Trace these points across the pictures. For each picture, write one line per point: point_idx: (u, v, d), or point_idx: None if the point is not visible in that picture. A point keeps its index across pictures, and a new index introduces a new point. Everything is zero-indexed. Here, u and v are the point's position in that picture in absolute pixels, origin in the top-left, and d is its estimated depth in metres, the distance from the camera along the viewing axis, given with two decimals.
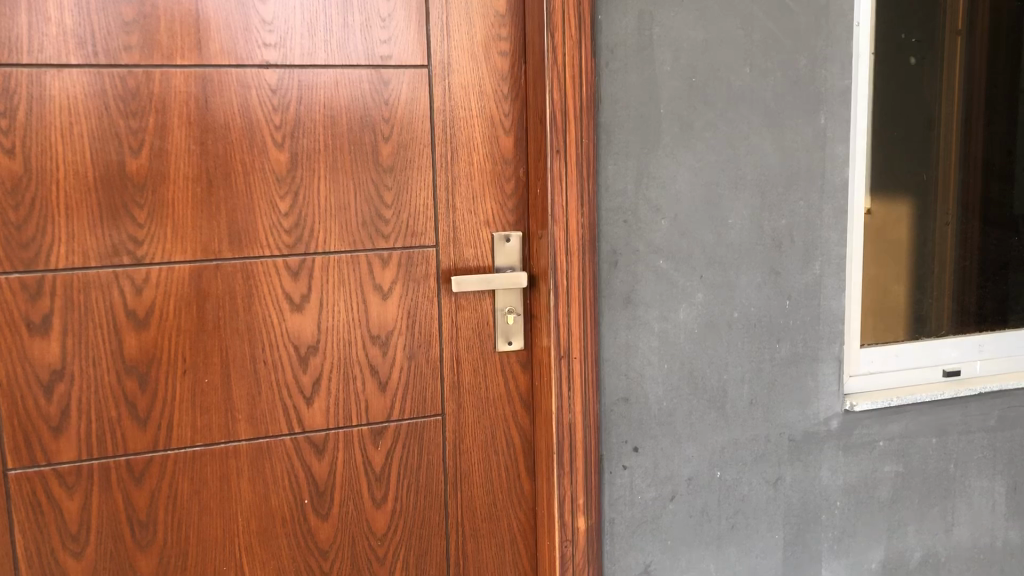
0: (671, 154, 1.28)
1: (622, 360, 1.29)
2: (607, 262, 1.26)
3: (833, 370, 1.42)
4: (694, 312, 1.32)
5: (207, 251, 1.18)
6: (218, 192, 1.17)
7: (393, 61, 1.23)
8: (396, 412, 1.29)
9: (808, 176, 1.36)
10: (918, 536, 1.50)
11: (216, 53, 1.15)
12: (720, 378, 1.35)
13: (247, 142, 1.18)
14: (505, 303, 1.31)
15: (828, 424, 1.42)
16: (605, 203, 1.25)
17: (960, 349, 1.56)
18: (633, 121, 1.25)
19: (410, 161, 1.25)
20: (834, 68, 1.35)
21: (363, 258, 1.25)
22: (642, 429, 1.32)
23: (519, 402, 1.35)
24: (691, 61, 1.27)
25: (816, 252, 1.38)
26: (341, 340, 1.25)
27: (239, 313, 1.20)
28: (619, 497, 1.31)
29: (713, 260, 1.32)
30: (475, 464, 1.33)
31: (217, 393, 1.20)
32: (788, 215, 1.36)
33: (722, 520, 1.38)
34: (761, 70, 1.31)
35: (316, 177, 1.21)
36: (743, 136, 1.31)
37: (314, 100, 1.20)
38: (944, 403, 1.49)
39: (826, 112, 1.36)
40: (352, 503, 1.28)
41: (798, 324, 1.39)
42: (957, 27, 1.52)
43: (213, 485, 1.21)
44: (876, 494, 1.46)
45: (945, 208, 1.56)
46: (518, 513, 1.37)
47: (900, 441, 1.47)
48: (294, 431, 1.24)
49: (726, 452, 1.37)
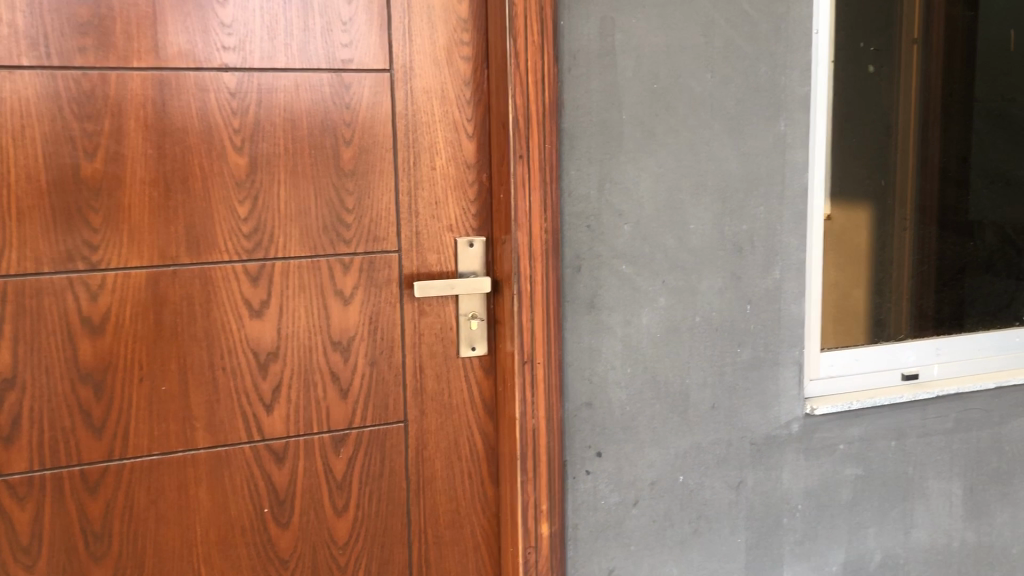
0: (634, 160, 1.28)
1: (586, 364, 1.29)
2: (570, 266, 1.26)
3: (793, 374, 1.43)
4: (657, 317, 1.33)
5: (164, 256, 1.16)
6: (176, 197, 1.15)
7: (355, 65, 1.22)
8: (357, 419, 1.27)
9: (768, 182, 1.37)
10: (877, 538, 1.52)
11: (175, 55, 1.13)
12: (682, 383, 1.36)
13: (206, 146, 1.16)
14: (468, 308, 1.31)
15: (789, 427, 1.43)
16: (568, 208, 1.25)
17: (918, 352, 1.58)
18: (596, 127, 1.25)
19: (372, 165, 1.24)
20: (793, 75, 1.37)
21: (324, 263, 1.23)
22: (605, 434, 1.32)
23: (483, 408, 1.34)
24: (652, 67, 1.27)
25: (776, 257, 1.39)
26: (302, 347, 1.24)
27: (197, 319, 1.18)
28: (583, 503, 1.31)
29: (675, 265, 1.33)
30: (438, 471, 1.32)
31: (174, 401, 1.18)
32: (749, 221, 1.37)
33: (686, 525, 1.38)
34: (722, 76, 1.32)
35: (276, 181, 1.20)
36: (704, 142, 1.32)
37: (275, 104, 1.19)
38: (903, 406, 1.51)
39: (785, 119, 1.37)
40: (314, 512, 1.26)
41: (759, 329, 1.40)
42: (913, 36, 1.55)
43: (171, 495, 1.19)
44: (837, 497, 1.48)
45: (903, 213, 1.59)
46: (481, 520, 1.36)
47: (860, 444, 1.49)
48: (254, 439, 1.23)
49: (689, 456, 1.37)
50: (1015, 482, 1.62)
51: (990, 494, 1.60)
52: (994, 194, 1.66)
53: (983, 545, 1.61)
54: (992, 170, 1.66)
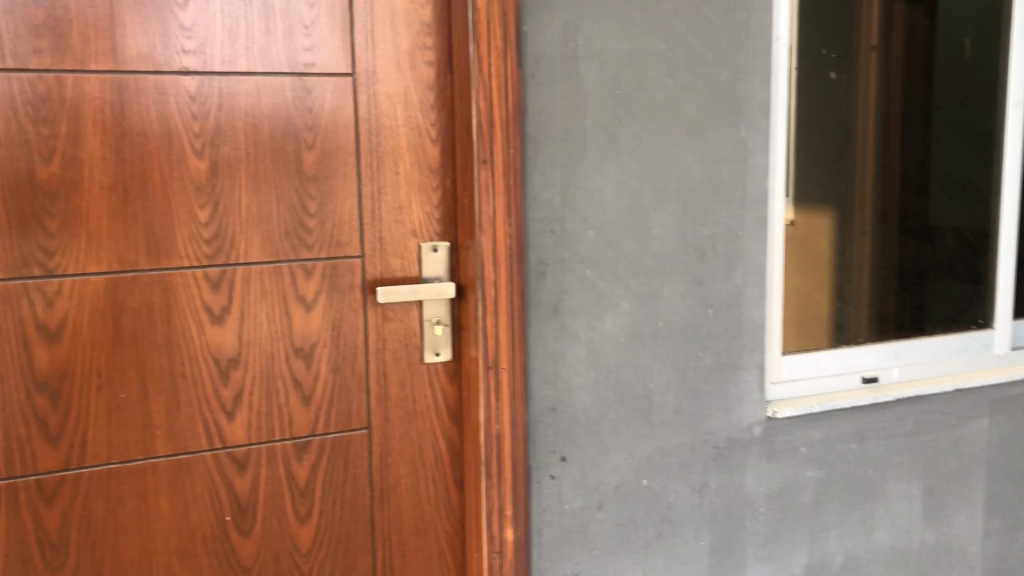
0: (597, 165, 1.29)
1: (550, 369, 1.29)
2: (534, 271, 1.27)
3: (755, 378, 1.44)
4: (620, 321, 1.33)
5: (123, 262, 1.14)
6: (135, 202, 1.14)
7: (317, 69, 1.21)
8: (320, 425, 1.26)
9: (730, 187, 1.38)
10: (839, 540, 1.54)
11: (134, 58, 1.12)
12: (646, 387, 1.36)
13: (165, 151, 1.15)
14: (433, 313, 1.30)
15: (751, 431, 1.45)
16: (532, 213, 1.25)
17: (879, 355, 1.59)
18: (559, 132, 1.26)
19: (335, 170, 1.23)
20: (754, 82, 1.38)
21: (286, 268, 1.23)
22: (569, 439, 1.32)
23: (447, 414, 1.34)
24: (615, 73, 1.28)
25: (738, 262, 1.41)
26: (264, 353, 1.22)
27: (156, 326, 1.17)
28: (547, 507, 1.31)
29: (639, 270, 1.34)
30: (402, 477, 1.32)
31: (133, 409, 1.17)
32: (711, 226, 1.38)
33: (650, 528, 1.39)
34: (684, 83, 1.33)
35: (237, 186, 1.19)
36: (666, 147, 1.33)
37: (236, 108, 1.18)
38: (863, 409, 1.53)
39: (746, 125, 1.38)
40: (276, 520, 1.25)
41: (721, 332, 1.41)
42: (872, 43, 1.57)
43: (130, 504, 1.17)
44: (799, 499, 1.49)
45: (863, 218, 1.62)
46: (446, 526, 1.35)
47: (822, 447, 1.50)
48: (215, 446, 1.21)
49: (652, 460, 1.38)
50: (973, 483, 1.65)
51: (948, 495, 1.63)
52: (952, 199, 1.70)
53: (942, 545, 1.64)
54: (950, 176, 1.69)
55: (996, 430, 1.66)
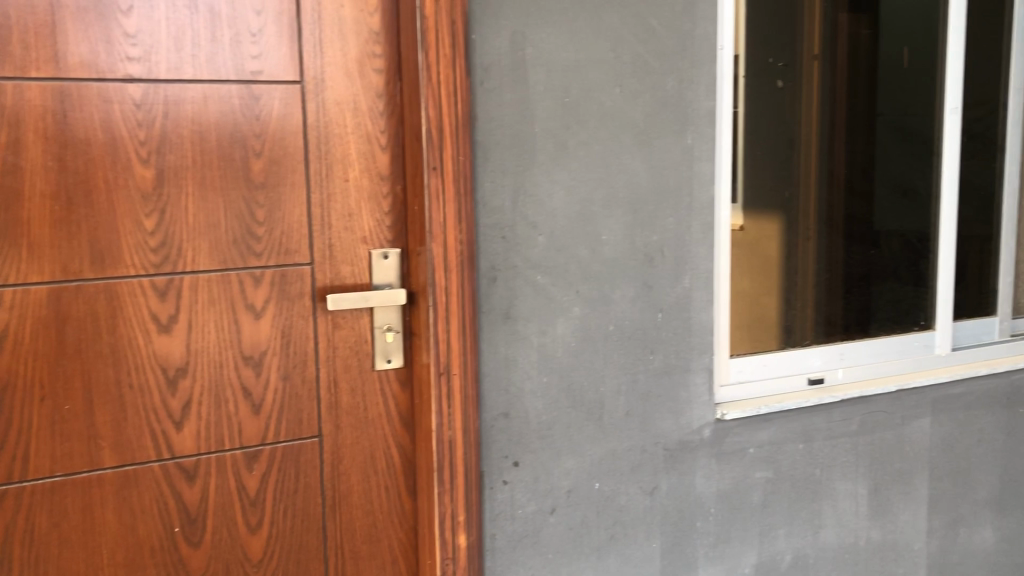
0: (546, 172, 1.30)
1: (502, 375, 1.30)
2: (485, 278, 1.27)
3: (703, 381, 1.46)
4: (571, 325, 1.34)
5: (67, 271, 1.13)
6: (78, 210, 1.13)
7: (264, 76, 1.21)
8: (271, 434, 1.26)
9: (677, 194, 1.40)
10: (788, 539, 1.56)
11: (76, 65, 1.11)
12: (597, 391, 1.38)
13: (110, 159, 1.14)
14: (383, 320, 1.30)
15: (701, 433, 1.47)
16: (483, 219, 1.26)
17: (825, 357, 1.62)
18: (508, 140, 1.26)
19: (283, 177, 1.23)
20: (700, 90, 1.40)
21: (234, 276, 1.22)
22: (522, 444, 1.33)
23: (400, 421, 1.34)
24: (563, 82, 1.30)
25: (686, 267, 1.43)
26: (212, 362, 1.21)
27: (102, 336, 1.15)
28: (500, 513, 1.32)
29: (589, 275, 1.35)
30: (354, 485, 1.31)
31: (78, 421, 1.15)
32: (659, 231, 1.40)
33: (602, 531, 1.40)
34: (631, 91, 1.35)
35: (184, 194, 1.18)
36: (615, 154, 1.35)
37: (182, 115, 1.17)
38: (810, 410, 1.56)
39: (692, 132, 1.41)
40: (226, 530, 1.24)
41: (670, 336, 1.43)
42: (814, 52, 1.60)
43: (75, 517, 1.16)
44: (748, 500, 1.52)
45: (808, 223, 1.65)
46: (399, 534, 1.35)
47: (770, 448, 1.52)
48: (163, 456, 1.20)
49: (604, 463, 1.39)
50: (916, 481, 1.69)
51: (893, 493, 1.66)
52: (895, 205, 1.74)
53: (887, 542, 1.67)
54: (892, 182, 1.73)
55: (938, 429, 1.70)
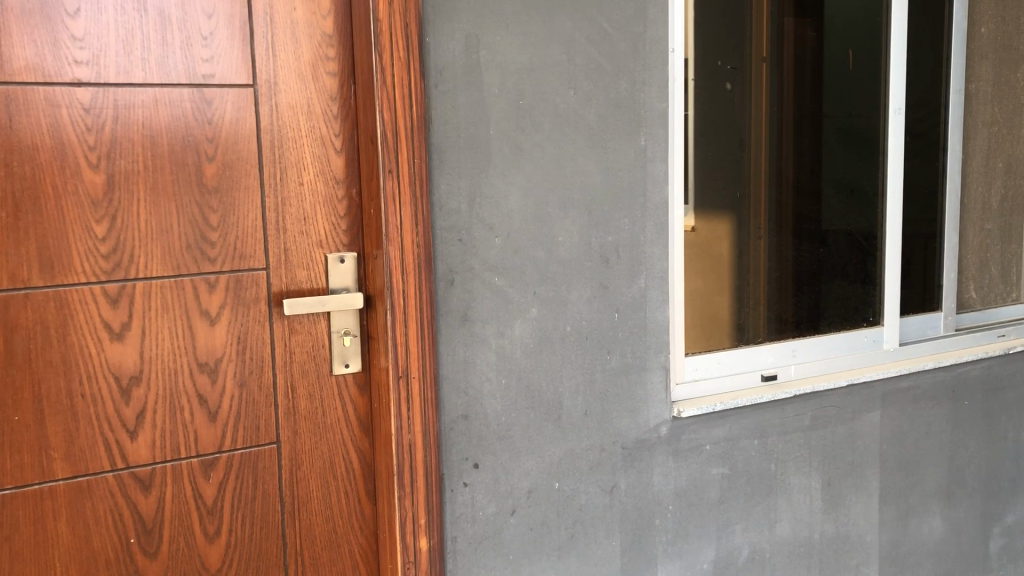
0: (502, 174, 1.30)
1: (461, 376, 1.30)
2: (443, 280, 1.27)
3: (660, 379, 1.48)
4: (529, 326, 1.35)
5: (15, 279, 1.10)
6: (26, 217, 1.10)
7: (216, 80, 1.20)
8: (227, 441, 1.24)
9: (631, 195, 1.42)
10: (744, 534, 1.59)
11: (22, 69, 1.09)
12: (555, 391, 1.39)
13: (59, 164, 1.12)
14: (341, 324, 1.29)
15: (658, 431, 1.48)
16: (439, 222, 1.26)
17: (777, 354, 1.65)
18: (464, 142, 1.27)
19: (236, 181, 1.22)
20: (651, 92, 1.42)
21: (188, 282, 1.20)
22: (481, 445, 1.33)
23: (358, 425, 1.33)
24: (518, 85, 1.30)
25: (641, 267, 1.44)
26: (166, 370, 1.20)
27: (52, 344, 1.13)
28: (461, 515, 1.32)
29: (546, 276, 1.36)
30: (313, 490, 1.31)
31: (28, 432, 1.12)
32: (614, 232, 1.41)
33: (562, 531, 1.41)
34: (585, 93, 1.36)
35: (136, 200, 1.16)
36: (570, 156, 1.36)
37: (131, 119, 1.15)
38: (764, 406, 1.58)
39: (645, 134, 1.42)
40: (183, 540, 1.22)
41: (626, 335, 1.44)
42: (762, 55, 1.62)
43: (26, 531, 1.13)
44: (705, 496, 1.54)
45: (758, 223, 1.66)
46: (359, 539, 1.35)
47: (725, 444, 1.55)
48: (117, 466, 1.18)
49: (564, 463, 1.40)
50: (868, 473, 1.72)
51: (846, 486, 1.70)
52: (842, 204, 1.76)
53: (841, 535, 1.70)
54: (840, 181, 1.75)
55: (887, 422, 1.74)
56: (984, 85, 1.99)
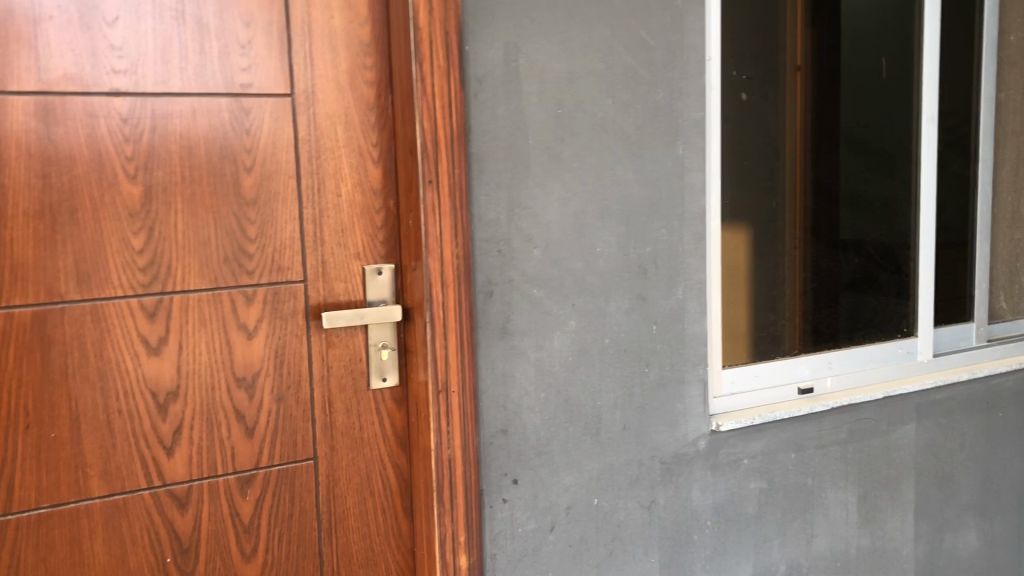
0: (541, 184, 1.28)
1: (500, 391, 1.28)
2: (482, 292, 1.25)
3: (698, 392, 1.46)
4: (568, 339, 1.33)
5: (51, 293, 1.08)
6: (63, 229, 1.08)
7: (254, 89, 1.17)
8: (264, 457, 1.22)
9: (668, 205, 1.40)
10: (782, 549, 1.56)
11: (61, 78, 1.07)
12: (594, 405, 1.36)
13: (96, 176, 1.10)
14: (378, 337, 1.27)
15: (696, 445, 1.46)
16: (479, 233, 1.24)
17: (813, 366, 1.63)
18: (502, 152, 1.25)
19: (274, 192, 1.20)
20: (689, 101, 1.40)
21: (225, 295, 1.18)
22: (521, 460, 1.30)
23: (395, 441, 1.31)
24: (556, 93, 1.28)
25: (679, 278, 1.42)
26: (204, 385, 1.17)
27: (88, 359, 1.10)
28: (500, 532, 1.29)
29: (584, 288, 1.34)
30: (351, 507, 1.28)
31: (64, 450, 1.10)
32: (652, 243, 1.39)
33: (601, 547, 1.38)
34: (623, 102, 1.34)
35: (173, 212, 1.14)
36: (608, 166, 1.34)
37: (169, 130, 1.13)
38: (801, 419, 1.56)
39: (683, 143, 1.40)
40: (220, 559, 1.19)
41: (665, 348, 1.42)
42: (796, 63, 1.61)
43: (63, 551, 1.10)
44: (743, 511, 1.51)
45: (793, 233, 1.64)
46: (396, 557, 1.32)
47: (763, 458, 1.52)
48: (154, 484, 1.15)
49: (602, 479, 1.37)
50: (903, 486, 1.70)
51: (882, 500, 1.67)
52: (874, 214, 1.75)
53: (877, 550, 1.68)
54: (872, 191, 1.74)
55: (922, 435, 1.71)
56: (1014, 93, 1.97)
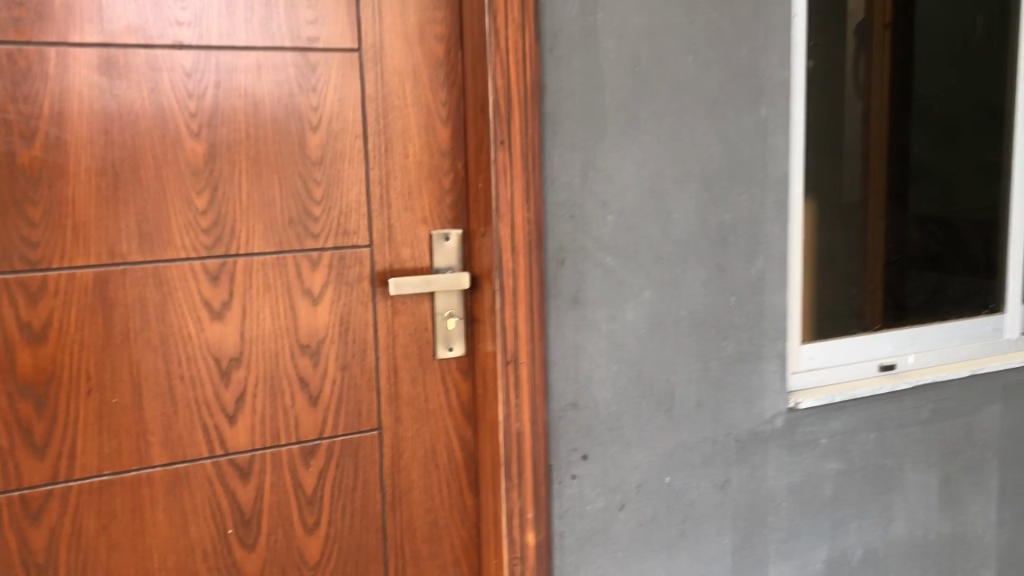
0: (617, 146, 1.21)
1: (571, 362, 1.22)
2: (554, 259, 1.19)
3: (776, 368, 1.39)
4: (642, 310, 1.26)
5: (113, 254, 1.04)
6: (125, 188, 1.04)
7: (320, 44, 1.12)
8: (328, 427, 1.18)
9: (750, 170, 1.32)
10: (859, 533, 1.49)
11: (123, 30, 1.02)
12: (668, 380, 1.30)
13: (159, 133, 1.05)
14: (445, 306, 1.22)
15: (773, 422, 1.39)
16: (551, 196, 1.18)
17: (895, 342, 1.55)
18: (578, 111, 1.18)
19: (341, 152, 1.15)
20: (773, 59, 1.32)
21: (291, 258, 1.13)
22: (591, 436, 1.25)
23: (461, 413, 1.26)
24: (635, 49, 1.21)
25: (759, 247, 1.35)
26: (267, 352, 1.13)
27: (151, 323, 1.07)
28: (569, 509, 1.24)
29: (660, 257, 1.27)
30: (415, 480, 1.23)
31: (126, 416, 1.07)
32: (732, 209, 1.32)
33: (673, 528, 1.32)
34: (705, 60, 1.27)
35: (237, 171, 1.10)
36: (688, 128, 1.27)
37: (233, 86, 1.08)
38: (882, 398, 1.48)
39: (766, 104, 1.32)
40: (282, 531, 1.16)
41: (742, 321, 1.35)
42: (886, 20, 1.52)
43: (125, 519, 1.08)
44: (820, 492, 1.44)
45: (878, 202, 1.56)
46: (460, 532, 1.27)
47: (842, 437, 1.45)
48: (216, 453, 1.12)
49: (675, 457, 1.31)
50: (986, 470, 1.62)
51: (963, 483, 1.59)
52: (965, 183, 1.65)
53: (957, 536, 1.60)
54: (964, 158, 1.64)
55: (1007, 417, 1.63)
56: None
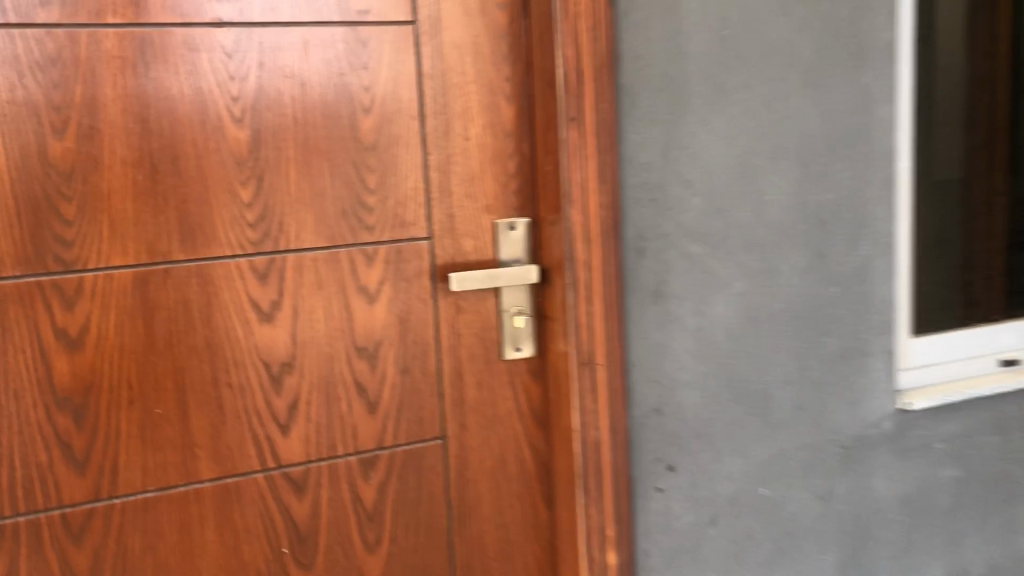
0: (702, 121, 1.09)
1: (654, 363, 1.10)
2: (632, 249, 1.07)
3: (884, 366, 1.24)
4: (733, 304, 1.14)
5: (153, 252, 0.96)
6: (165, 180, 0.96)
7: (372, 17, 1.02)
8: (389, 437, 1.08)
9: (852, 144, 1.18)
10: (978, 547, 1.34)
11: (159, 8, 0.94)
12: (763, 380, 1.17)
13: (199, 120, 0.97)
14: (512, 302, 1.11)
15: (880, 426, 1.25)
16: (630, 178, 1.06)
17: (1016, 334, 1.40)
18: (657, 83, 1.06)
19: (396, 136, 1.05)
20: (877, 19, 1.18)
21: (344, 254, 1.04)
22: (678, 445, 1.13)
23: (532, 419, 1.15)
24: (721, 11, 1.08)
25: (864, 230, 1.21)
26: (321, 356, 1.04)
27: (195, 327, 0.99)
28: (654, 525, 1.12)
29: (752, 244, 1.14)
30: (484, 493, 1.13)
31: (171, 426, 0.99)
32: (833, 189, 1.18)
33: (769, 544, 1.19)
34: (800, 22, 1.13)
35: (284, 159, 1.00)
36: (782, 98, 1.13)
37: (279, 66, 0.99)
38: (1002, 397, 1.33)
39: (870, 70, 1.18)
40: (341, 549, 1.07)
41: (846, 314, 1.21)
42: None
43: (173, 539, 1.00)
44: (934, 503, 1.29)
45: (991, 178, 1.40)
46: (535, 549, 1.17)
47: (958, 442, 1.30)
48: (269, 466, 1.03)
49: (771, 466, 1.18)
50: None
51: None
52: None
53: None
54: None
55: None
56: None
